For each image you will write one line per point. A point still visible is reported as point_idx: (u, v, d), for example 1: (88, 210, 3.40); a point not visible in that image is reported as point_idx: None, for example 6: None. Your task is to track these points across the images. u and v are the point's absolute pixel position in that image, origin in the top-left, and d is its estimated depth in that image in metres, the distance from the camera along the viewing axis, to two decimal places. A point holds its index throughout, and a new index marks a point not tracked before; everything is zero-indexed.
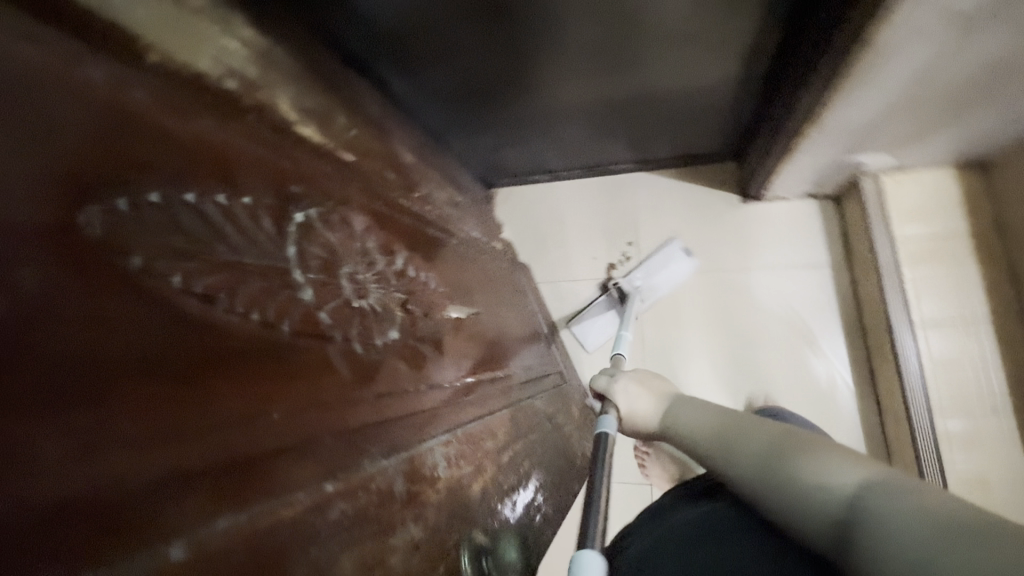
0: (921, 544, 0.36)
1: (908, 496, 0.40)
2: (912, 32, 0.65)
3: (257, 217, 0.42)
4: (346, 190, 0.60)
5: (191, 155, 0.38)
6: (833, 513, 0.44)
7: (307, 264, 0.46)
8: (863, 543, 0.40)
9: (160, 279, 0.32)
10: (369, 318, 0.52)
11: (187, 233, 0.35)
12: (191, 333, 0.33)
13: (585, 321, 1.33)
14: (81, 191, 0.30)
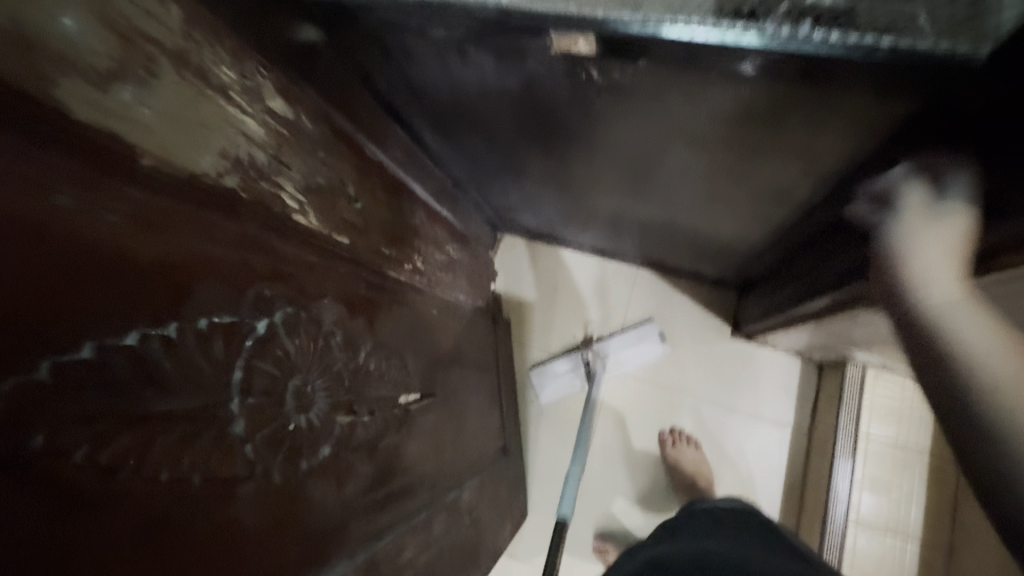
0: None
1: None
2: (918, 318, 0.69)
3: (209, 342, 0.40)
4: (327, 280, 0.58)
5: (154, 283, 0.36)
6: None
7: (251, 386, 0.44)
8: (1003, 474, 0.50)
9: (53, 459, 0.29)
10: (302, 439, 0.50)
11: (107, 390, 0.32)
12: (84, 515, 0.30)
13: (546, 383, 1.35)
14: (6, 361, 0.27)
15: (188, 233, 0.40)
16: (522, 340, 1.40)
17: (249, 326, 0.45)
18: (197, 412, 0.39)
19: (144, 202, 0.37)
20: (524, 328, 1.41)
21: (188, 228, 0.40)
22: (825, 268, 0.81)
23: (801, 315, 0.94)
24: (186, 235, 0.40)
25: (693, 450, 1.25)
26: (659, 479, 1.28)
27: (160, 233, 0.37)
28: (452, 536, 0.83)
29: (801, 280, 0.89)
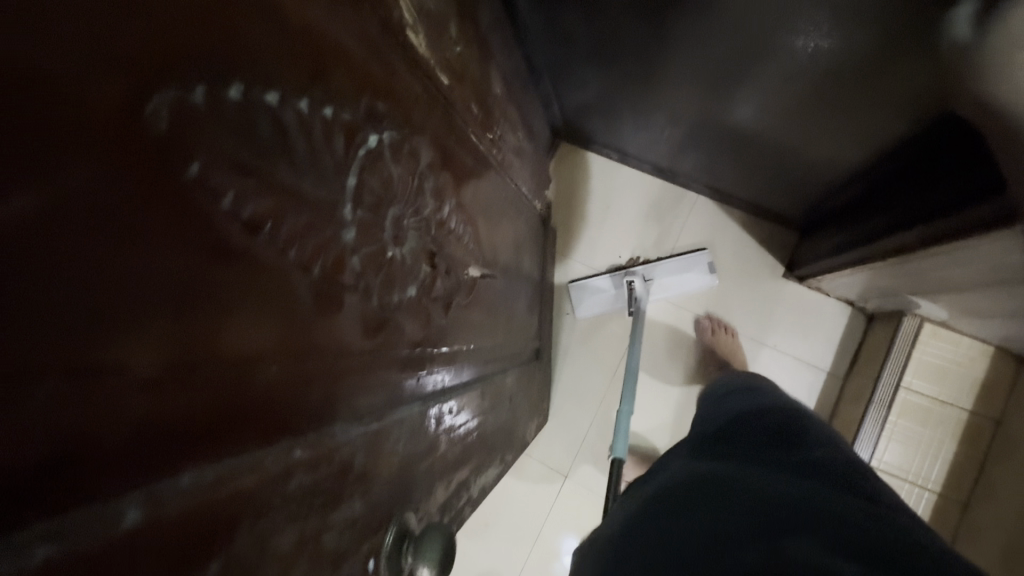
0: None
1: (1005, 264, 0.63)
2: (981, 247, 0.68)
3: (332, 133, 0.38)
4: (427, 117, 0.54)
5: (289, 38, 0.33)
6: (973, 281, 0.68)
7: (360, 196, 0.42)
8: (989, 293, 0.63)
9: (205, 193, 0.27)
10: (395, 268, 0.48)
11: (252, 144, 0.30)
12: (225, 261, 0.29)
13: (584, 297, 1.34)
14: (160, 59, 0.24)
15: (325, 11, 0.37)
16: (565, 253, 1.38)
17: (364, 132, 0.42)
18: (320, 202, 0.37)
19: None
20: (570, 241, 1.38)
21: (325, 7, 0.37)
22: (902, 206, 0.81)
23: (857, 253, 0.93)
24: (322, 12, 0.36)
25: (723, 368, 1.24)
26: (689, 404, 1.29)
27: (302, 0, 0.34)
28: (497, 418, 0.84)
29: (878, 217, 0.88)
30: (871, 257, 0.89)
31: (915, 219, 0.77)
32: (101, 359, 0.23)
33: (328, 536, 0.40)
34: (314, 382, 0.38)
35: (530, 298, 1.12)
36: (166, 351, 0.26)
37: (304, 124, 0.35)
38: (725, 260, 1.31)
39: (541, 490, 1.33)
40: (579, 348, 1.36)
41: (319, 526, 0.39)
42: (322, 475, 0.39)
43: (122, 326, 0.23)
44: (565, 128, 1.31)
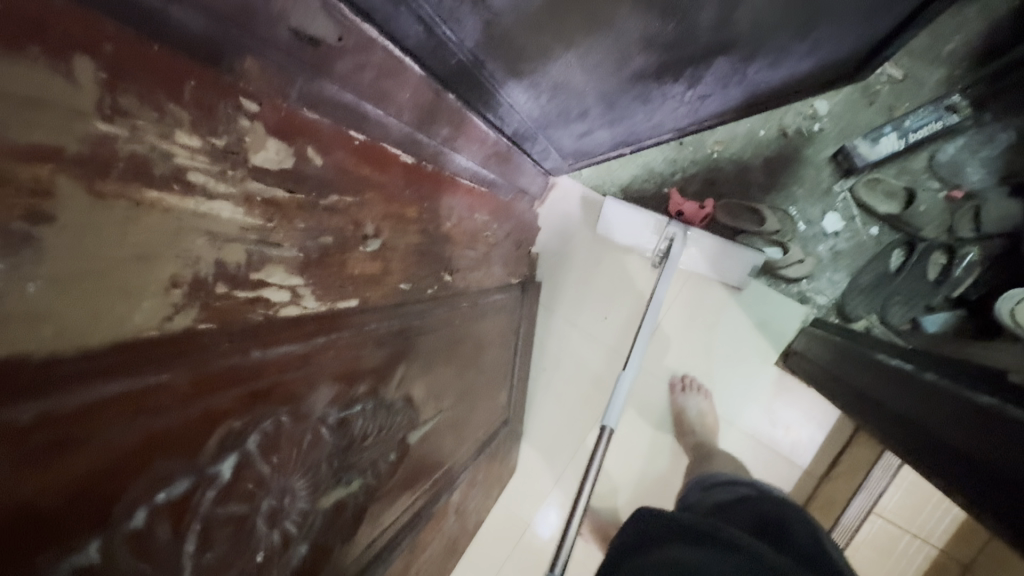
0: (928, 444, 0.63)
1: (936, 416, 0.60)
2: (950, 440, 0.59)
3: (149, 536, 0.32)
4: (322, 362, 0.47)
5: (68, 512, 0.27)
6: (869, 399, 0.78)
7: (209, 542, 0.38)
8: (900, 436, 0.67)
9: None
10: (273, 557, 0.45)
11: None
12: None
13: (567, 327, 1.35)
14: None
15: (113, 422, 0.29)
16: (548, 306, 1.36)
17: (211, 477, 0.37)
18: None
19: (27, 433, 0.25)
20: (555, 295, 1.36)
21: (116, 416, 0.29)
22: (897, 385, 0.72)
23: (851, 404, 0.84)
24: (110, 428, 0.29)
25: (697, 408, 1.21)
26: (658, 462, 1.26)
27: (64, 456, 0.27)
28: (433, 543, 0.83)
29: (875, 377, 0.78)
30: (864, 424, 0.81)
31: (908, 428, 0.68)
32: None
33: None
34: None
35: (499, 379, 1.07)
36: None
37: None
38: (711, 318, 1.28)
39: (503, 537, 1.33)
40: (554, 385, 1.35)
41: None
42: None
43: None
44: (565, 166, 1.23)
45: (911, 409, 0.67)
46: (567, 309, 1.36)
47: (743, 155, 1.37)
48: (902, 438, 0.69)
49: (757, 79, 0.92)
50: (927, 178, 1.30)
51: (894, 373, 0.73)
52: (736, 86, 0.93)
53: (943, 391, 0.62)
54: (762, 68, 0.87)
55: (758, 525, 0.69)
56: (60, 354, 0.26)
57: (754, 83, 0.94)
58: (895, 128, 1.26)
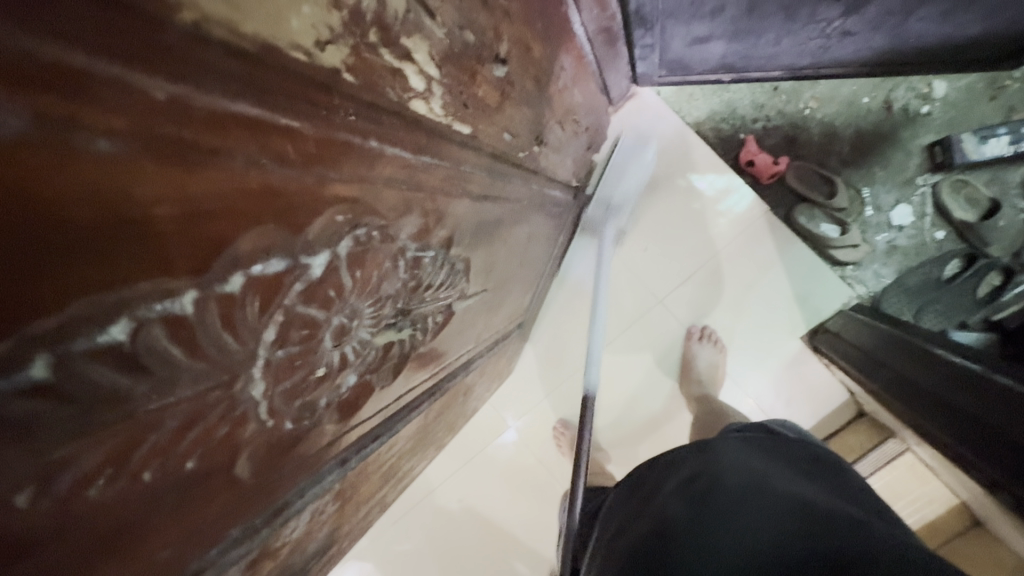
0: (973, 437, 0.67)
1: (992, 416, 0.64)
2: (996, 434, 0.63)
3: (241, 306, 0.28)
4: (422, 186, 0.41)
5: (197, 229, 0.23)
6: (913, 385, 0.80)
7: (286, 338, 0.33)
8: (957, 426, 0.71)
9: (38, 468, 0.21)
10: (330, 375, 0.41)
11: (95, 404, 0.22)
12: (76, 506, 0.24)
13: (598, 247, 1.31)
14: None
15: (236, 148, 0.23)
16: (589, 223, 1.31)
17: (304, 267, 0.32)
18: (208, 391, 0.28)
19: (149, 118, 0.19)
20: None
21: (240, 144, 0.23)
22: (968, 388, 0.69)
23: (902, 397, 0.83)
24: (229, 156, 0.23)
25: (712, 354, 1.22)
26: (654, 403, 1.27)
27: (184, 168, 0.21)
28: (440, 417, 0.82)
29: (927, 370, 0.79)
30: (920, 423, 0.79)
31: (977, 432, 0.67)
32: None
33: None
34: (201, 521, 0.34)
35: (530, 281, 1.03)
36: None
37: (180, 326, 0.24)
38: (747, 274, 1.25)
39: (484, 431, 1.37)
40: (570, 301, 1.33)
41: None
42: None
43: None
44: (655, 76, 1.09)
45: (977, 410, 0.67)
46: (604, 229, 1.30)
47: (837, 119, 1.26)
48: (965, 439, 0.69)
49: (912, 31, 0.81)
50: (1015, 194, 1.22)
51: (965, 372, 0.71)
52: (887, 32, 0.83)
53: (998, 389, 0.64)
54: (928, 19, 0.78)
55: (825, 456, 0.72)
56: (202, 30, 0.20)
57: (905, 35, 0.83)
58: (1010, 131, 1.18)
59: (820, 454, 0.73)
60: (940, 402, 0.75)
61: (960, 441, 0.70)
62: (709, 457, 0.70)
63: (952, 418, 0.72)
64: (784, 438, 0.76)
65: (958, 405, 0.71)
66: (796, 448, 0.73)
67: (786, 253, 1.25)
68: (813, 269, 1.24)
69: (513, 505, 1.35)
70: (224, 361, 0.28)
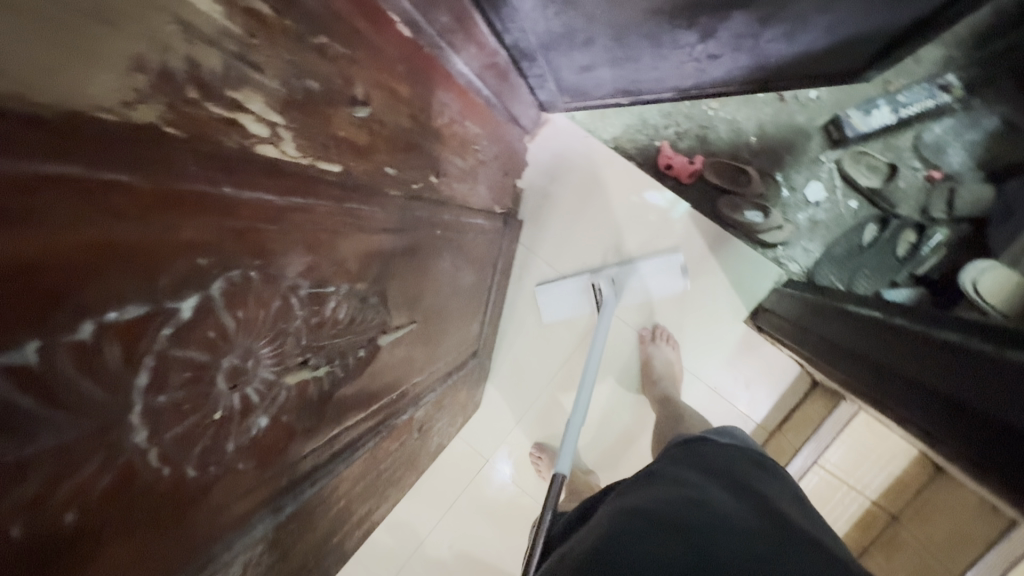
0: (894, 392, 0.65)
1: (908, 361, 0.64)
2: (909, 374, 0.62)
3: (96, 354, 0.29)
4: (296, 225, 0.44)
5: (36, 282, 0.25)
6: (842, 345, 0.82)
7: (163, 383, 0.35)
8: (875, 377, 0.69)
9: None
10: (232, 419, 0.43)
11: None
12: None
13: (543, 267, 1.35)
14: None
15: (62, 205, 0.26)
16: (530, 246, 1.35)
17: (170, 312, 0.34)
18: (74, 441, 0.30)
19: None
20: (536, 237, 1.35)
21: (63, 198, 0.26)
22: (879, 337, 0.73)
23: (826, 351, 0.85)
24: (58, 212, 0.26)
25: (668, 350, 1.25)
26: (624, 413, 1.30)
27: (3, 228, 0.23)
28: (395, 452, 0.82)
29: (849, 327, 0.81)
30: (836, 369, 0.82)
31: (891, 381, 0.65)
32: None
33: None
34: None
35: (471, 309, 1.05)
36: None
37: (27, 377, 0.26)
38: (686, 271, 1.30)
39: (463, 465, 1.41)
40: (524, 323, 1.36)
41: None
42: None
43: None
44: (560, 103, 1.18)
45: (898, 361, 0.65)
46: (546, 250, 1.35)
47: (736, 115, 1.35)
48: (883, 392, 0.67)
49: (768, 51, 0.88)
50: (910, 156, 1.30)
51: (880, 326, 0.74)
52: (747, 53, 0.90)
53: (921, 335, 0.64)
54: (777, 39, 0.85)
55: (762, 462, 0.78)
56: (2, 104, 0.23)
57: (763, 55, 0.90)
58: (889, 101, 1.26)
59: (763, 461, 0.78)
60: (862, 358, 0.75)
61: (878, 393, 0.68)
62: (661, 471, 0.74)
63: (875, 374, 0.70)
64: (737, 446, 0.80)
65: (878, 355, 0.71)
66: (742, 454, 0.78)
67: (718, 245, 1.30)
68: (746, 255, 1.30)
69: (499, 537, 1.39)
70: (89, 407, 0.30)
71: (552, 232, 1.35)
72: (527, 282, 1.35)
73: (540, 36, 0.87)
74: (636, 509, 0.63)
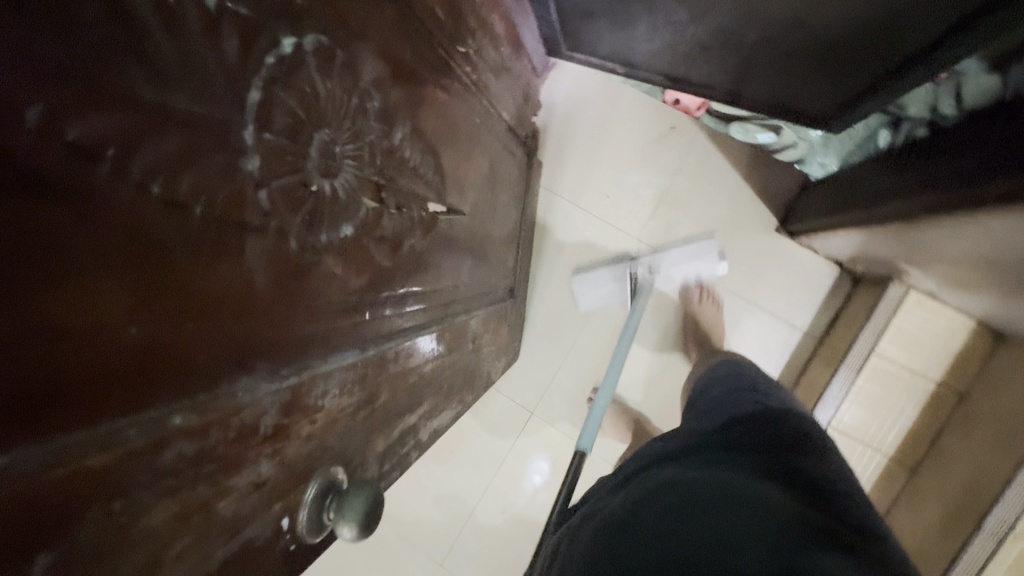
0: (946, 193, 0.68)
1: (969, 161, 0.66)
2: (972, 166, 0.65)
3: (220, 34, 0.30)
4: (368, 18, 0.44)
5: None
6: (884, 187, 0.81)
7: (269, 118, 0.35)
8: (926, 191, 0.71)
9: (72, 72, 0.23)
10: (324, 205, 0.42)
11: (108, 43, 0.24)
12: (109, 167, 0.25)
13: (566, 206, 1.34)
14: None
15: None
16: (552, 186, 1.34)
17: (272, 37, 0.34)
18: (203, 123, 0.29)
19: None
20: (558, 180, 1.34)
21: None
22: (926, 175, 0.72)
23: (864, 203, 0.85)
24: None
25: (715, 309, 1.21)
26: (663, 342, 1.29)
27: None
28: (456, 353, 0.80)
29: (891, 173, 0.82)
30: (879, 218, 0.82)
31: (952, 181, 0.67)
32: (28, 308, 0.23)
33: (224, 507, 0.35)
34: (229, 324, 0.34)
35: (505, 237, 1.04)
36: (108, 292, 0.26)
37: (166, 15, 0.27)
38: (712, 193, 1.29)
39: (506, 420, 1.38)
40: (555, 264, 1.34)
41: (210, 495, 0.34)
42: (212, 443, 0.33)
43: (57, 277, 0.23)
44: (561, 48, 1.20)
45: (959, 158, 0.68)
46: (568, 189, 1.33)
47: None
48: (936, 194, 0.69)
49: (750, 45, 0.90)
50: None
51: (929, 160, 0.74)
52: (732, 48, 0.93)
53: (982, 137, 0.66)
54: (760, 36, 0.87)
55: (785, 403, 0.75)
56: None
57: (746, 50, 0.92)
58: None
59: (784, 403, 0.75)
60: (912, 186, 0.75)
61: (929, 200, 0.71)
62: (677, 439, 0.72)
63: (923, 193, 0.72)
64: (759, 393, 0.78)
65: (927, 176, 0.73)
66: (761, 400, 0.75)
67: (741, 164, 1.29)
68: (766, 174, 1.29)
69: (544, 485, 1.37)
70: (218, 90, 0.30)
71: (572, 169, 1.33)
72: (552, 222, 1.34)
73: None
74: (651, 488, 0.61)
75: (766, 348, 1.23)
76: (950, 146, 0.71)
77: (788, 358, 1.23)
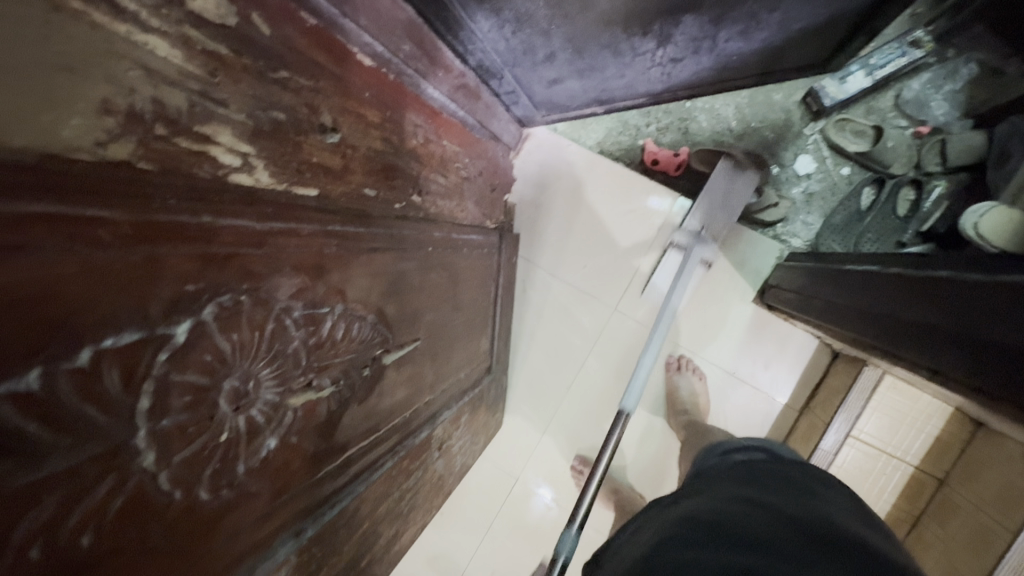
0: (899, 321, 0.69)
1: (911, 297, 0.68)
2: (914, 306, 0.67)
3: (98, 379, 0.31)
4: (282, 248, 0.46)
5: (31, 311, 0.28)
6: (847, 296, 0.83)
7: (166, 407, 0.37)
8: (886, 317, 0.73)
9: None
10: (239, 441, 0.44)
11: None
12: None
13: (543, 272, 1.37)
14: None
15: (47, 241, 0.28)
16: (530, 257, 1.37)
17: (163, 337, 0.35)
18: (83, 463, 0.31)
19: None
20: (535, 248, 1.37)
21: (54, 235, 0.29)
22: (889, 306, 0.72)
23: (858, 321, 0.79)
24: (38, 246, 0.28)
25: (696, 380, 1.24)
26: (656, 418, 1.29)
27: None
28: (415, 474, 0.82)
29: (851, 286, 0.83)
30: (895, 352, 0.72)
31: (904, 326, 0.68)
32: None
33: None
34: None
35: (476, 326, 1.06)
36: None
37: (31, 402, 0.28)
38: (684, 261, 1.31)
39: (493, 489, 1.36)
40: (534, 330, 1.37)
41: None
42: None
43: None
44: (537, 116, 1.22)
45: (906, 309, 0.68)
46: (545, 255, 1.37)
47: (715, 103, 1.35)
48: (890, 335, 0.71)
49: (728, 51, 0.85)
50: (894, 117, 1.29)
51: (885, 280, 0.74)
52: (708, 55, 0.88)
53: (917, 279, 0.67)
54: (733, 38, 0.81)
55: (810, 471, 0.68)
56: None
57: (726, 54, 0.87)
58: (863, 65, 1.24)
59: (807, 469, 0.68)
60: (871, 305, 0.76)
61: (895, 326, 0.70)
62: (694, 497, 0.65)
63: (877, 314, 0.74)
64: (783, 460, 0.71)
65: (882, 299, 0.74)
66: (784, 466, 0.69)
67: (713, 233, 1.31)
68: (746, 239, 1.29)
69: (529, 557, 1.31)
70: (99, 429, 0.32)
71: (548, 236, 1.37)
72: (529, 287, 1.37)
73: (506, 62, 0.92)
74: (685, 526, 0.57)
75: (748, 418, 1.24)
76: (887, 280, 0.74)
77: (768, 430, 1.23)
